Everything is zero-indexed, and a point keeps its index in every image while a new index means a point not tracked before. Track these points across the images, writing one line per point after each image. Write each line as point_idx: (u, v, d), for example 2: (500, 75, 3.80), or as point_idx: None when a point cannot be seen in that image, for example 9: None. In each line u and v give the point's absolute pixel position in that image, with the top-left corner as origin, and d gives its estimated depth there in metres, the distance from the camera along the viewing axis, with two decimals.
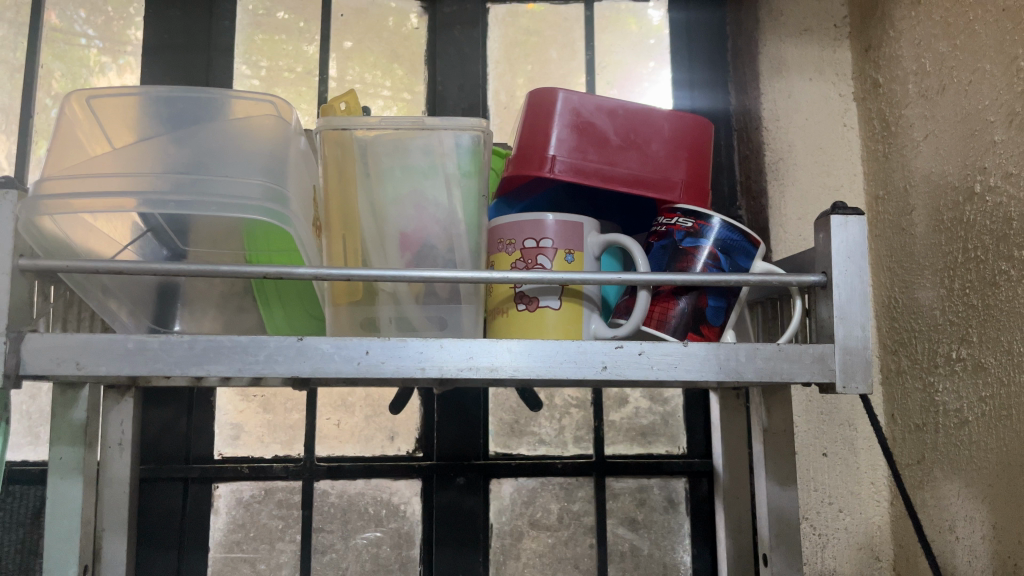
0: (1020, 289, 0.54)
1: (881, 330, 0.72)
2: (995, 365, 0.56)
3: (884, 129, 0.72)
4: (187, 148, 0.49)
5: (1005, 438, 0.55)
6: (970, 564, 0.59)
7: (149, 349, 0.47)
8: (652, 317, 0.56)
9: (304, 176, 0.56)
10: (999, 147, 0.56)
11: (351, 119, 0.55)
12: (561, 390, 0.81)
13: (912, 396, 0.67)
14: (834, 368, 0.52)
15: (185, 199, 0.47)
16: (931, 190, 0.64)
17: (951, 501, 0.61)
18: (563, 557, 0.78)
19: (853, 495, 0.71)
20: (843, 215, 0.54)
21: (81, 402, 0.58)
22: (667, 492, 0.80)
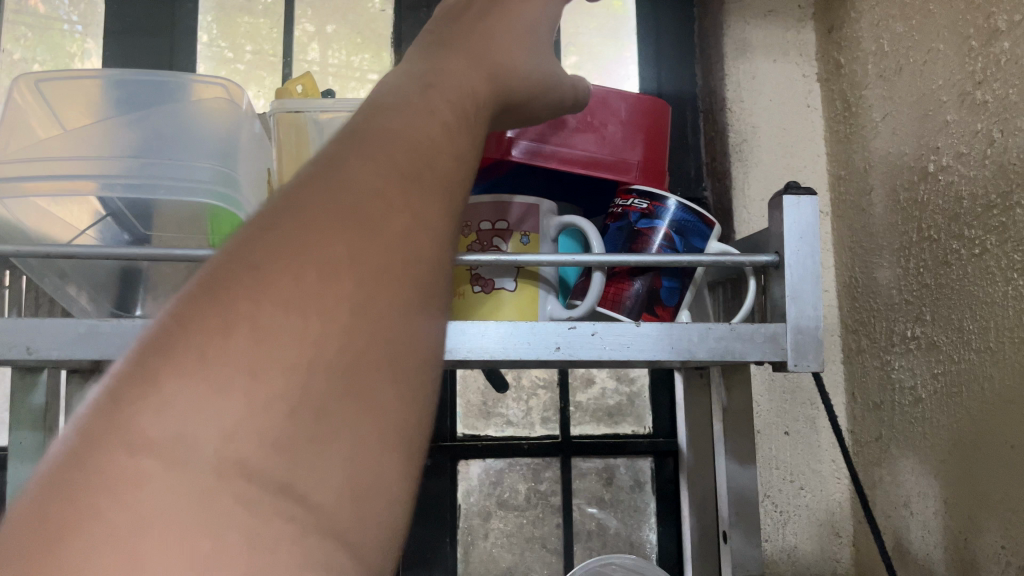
0: (970, 268, 0.54)
1: (843, 309, 0.73)
2: (946, 342, 0.57)
3: (845, 110, 0.72)
4: (137, 131, 0.49)
5: (955, 414, 0.56)
6: (923, 539, 0.60)
7: (101, 333, 0.48)
8: (607, 297, 0.57)
9: (258, 160, 0.56)
10: (952, 127, 0.57)
11: (307, 102, 0.55)
12: (527, 372, 0.82)
13: (871, 374, 0.68)
14: (785, 347, 0.53)
15: (135, 182, 0.47)
16: (889, 170, 0.65)
17: (906, 477, 0.62)
18: (531, 537, 0.79)
19: (815, 473, 0.72)
20: (795, 195, 0.54)
21: (40, 387, 0.58)
22: (633, 472, 0.81)
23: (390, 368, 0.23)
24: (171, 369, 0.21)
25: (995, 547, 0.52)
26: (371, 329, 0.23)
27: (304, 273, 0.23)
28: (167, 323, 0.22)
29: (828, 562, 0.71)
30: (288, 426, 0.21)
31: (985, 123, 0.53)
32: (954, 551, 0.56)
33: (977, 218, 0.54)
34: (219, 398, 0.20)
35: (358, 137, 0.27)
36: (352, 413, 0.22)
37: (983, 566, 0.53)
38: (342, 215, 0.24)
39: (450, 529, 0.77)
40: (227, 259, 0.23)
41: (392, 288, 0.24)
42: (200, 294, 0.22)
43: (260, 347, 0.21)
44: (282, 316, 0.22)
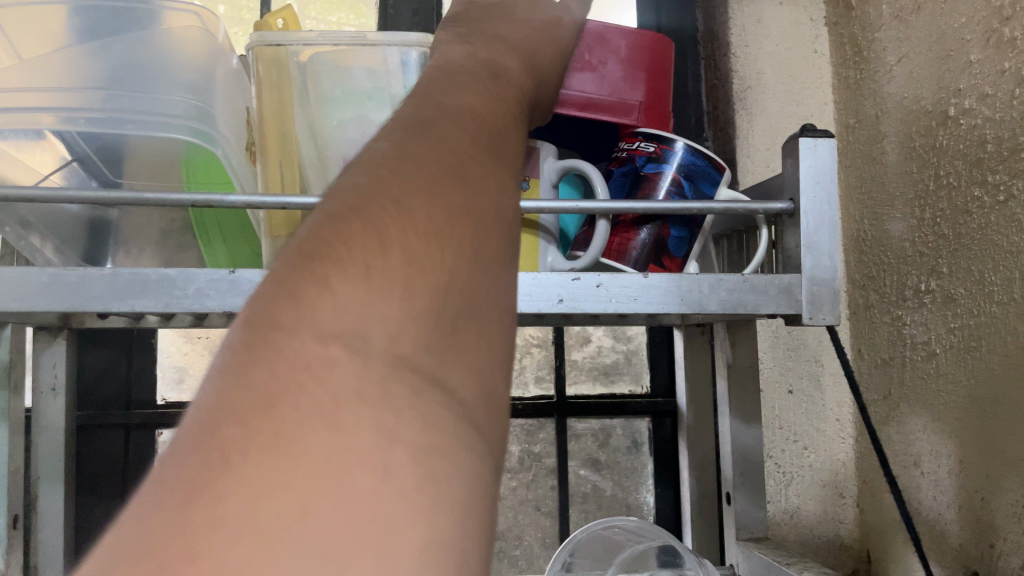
0: (992, 216, 0.52)
1: (850, 264, 0.70)
2: (965, 295, 0.54)
3: (856, 54, 0.69)
4: (102, 63, 0.44)
5: (974, 370, 0.53)
6: (935, 499, 0.58)
7: (66, 284, 0.44)
8: (611, 247, 0.54)
9: (236, 99, 0.52)
10: (976, 68, 0.53)
11: (288, 34, 0.51)
12: (521, 330, 0.79)
13: (880, 330, 0.66)
14: (800, 299, 0.50)
15: (98, 116, 0.43)
16: (904, 116, 0.62)
17: (917, 436, 0.60)
18: (525, 499, 0.76)
19: (819, 433, 0.70)
20: (812, 137, 0.51)
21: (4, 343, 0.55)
22: (630, 432, 0.78)
23: (499, 295, 0.24)
24: (339, 270, 0.21)
25: (1015, 507, 0.49)
26: (488, 256, 0.24)
27: (437, 196, 0.24)
28: (317, 234, 0.22)
29: (832, 523, 0.69)
30: (437, 330, 0.22)
31: (1013, 61, 0.50)
32: (969, 511, 0.54)
33: (1002, 163, 0.51)
34: (382, 298, 0.21)
35: (441, 105, 0.28)
36: (478, 329, 0.23)
37: (1000, 526, 0.51)
38: (453, 157, 0.25)
39: None
40: (361, 181, 0.24)
41: (500, 223, 0.25)
42: (347, 209, 0.23)
43: (411, 256, 0.22)
44: (426, 230, 0.23)
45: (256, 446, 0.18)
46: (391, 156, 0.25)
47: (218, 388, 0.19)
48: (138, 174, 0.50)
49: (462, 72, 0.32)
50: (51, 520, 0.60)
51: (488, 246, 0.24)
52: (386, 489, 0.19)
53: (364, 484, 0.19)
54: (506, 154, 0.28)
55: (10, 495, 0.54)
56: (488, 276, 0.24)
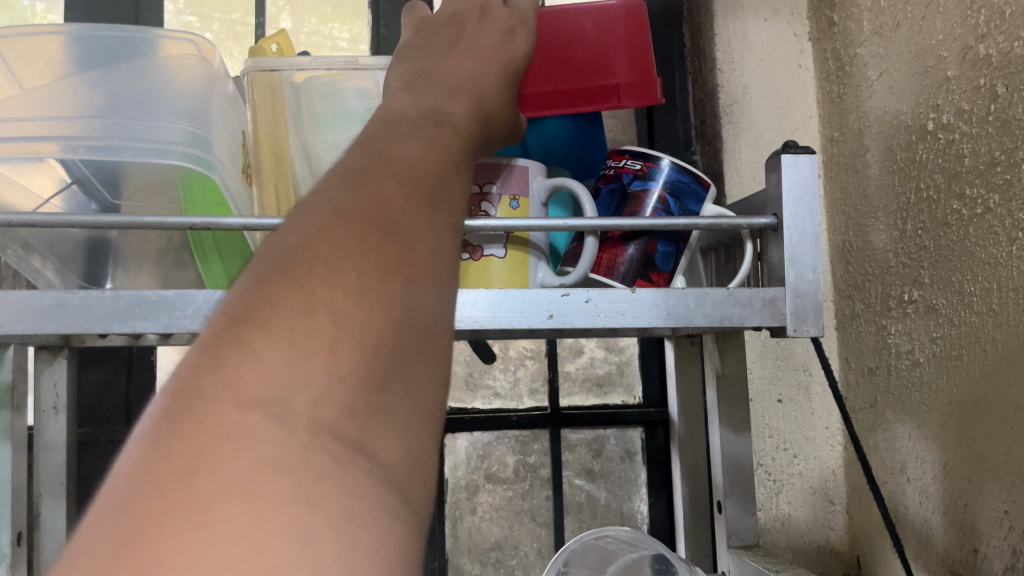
0: (971, 228, 0.53)
1: (836, 275, 0.72)
2: (946, 305, 0.56)
3: (839, 69, 0.70)
4: (103, 91, 0.46)
5: (956, 378, 0.55)
6: (920, 505, 0.59)
7: (68, 306, 0.45)
8: (600, 264, 0.55)
9: (233, 122, 0.54)
10: (953, 83, 0.55)
11: (281, 59, 0.52)
12: (515, 342, 0.80)
13: (866, 340, 0.67)
14: (784, 312, 0.51)
15: (98, 142, 0.44)
16: (886, 130, 0.63)
17: (903, 443, 0.61)
18: (520, 510, 0.77)
19: (809, 440, 0.71)
20: (794, 154, 0.52)
21: (6, 363, 0.55)
22: (623, 442, 0.80)
23: (434, 350, 0.26)
24: (264, 337, 0.22)
25: (997, 512, 0.50)
26: (423, 312, 0.25)
27: (367, 257, 0.25)
28: (246, 301, 0.23)
29: (822, 529, 0.70)
30: (364, 391, 0.23)
31: (988, 78, 0.51)
32: (953, 516, 0.55)
33: (979, 176, 0.52)
34: (307, 362, 0.22)
35: (383, 153, 0.29)
36: (409, 387, 0.24)
37: (983, 531, 0.52)
38: (389, 212, 0.26)
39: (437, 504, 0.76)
40: (292, 243, 0.25)
41: (435, 278, 0.26)
42: (277, 275, 0.24)
43: (336, 321, 0.23)
44: (353, 294, 0.24)
45: (173, 516, 0.19)
46: (325, 212, 0.26)
47: (139, 457, 0.20)
48: (136, 196, 0.51)
49: (406, 119, 0.33)
50: (53, 537, 0.61)
51: (424, 303, 0.26)
52: (305, 555, 0.20)
53: (285, 552, 0.19)
54: (451, 202, 0.29)
55: (13, 513, 0.54)
56: (421, 333, 0.25)
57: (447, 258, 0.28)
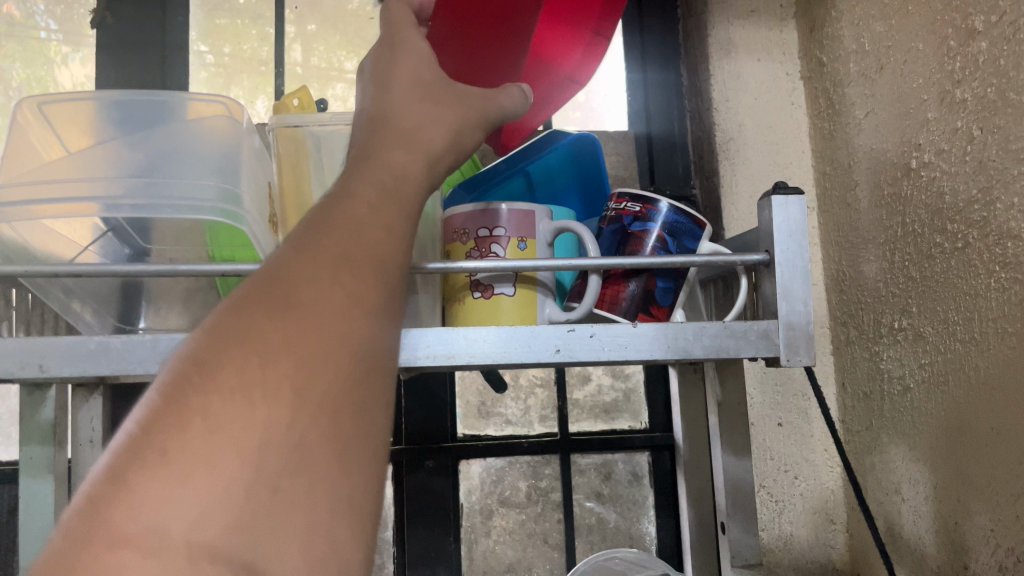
0: (952, 261, 0.56)
1: (831, 302, 0.75)
2: (933, 333, 0.59)
3: (829, 106, 0.74)
4: (141, 152, 0.50)
5: (943, 403, 0.58)
6: (914, 524, 0.62)
7: (111, 349, 0.49)
8: (604, 300, 0.58)
9: (259, 174, 0.57)
10: (933, 125, 0.58)
11: (304, 116, 0.56)
12: (525, 371, 0.84)
13: (860, 365, 0.70)
14: (778, 343, 0.55)
15: (139, 202, 0.48)
16: (873, 166, 0.66)
17: (897, 464, 0.64)
18: (533, 533, 0.80)
19: (809, 463, 0.74)
20: (784, 195, 0.56)
21: (48, 402, 0.59)
22: (631, 466, 0.83)
23: (342, 439, 0.25)
24: (137, 470, 0.22)
25: (984, 529, 0.53)
26: (321, 404, 0.25)
27: (250, 362, 0.24)
28: (126, 434, 0.23)
29: (825, 549, 0.73)
30: (250, 503, 0.23)
31: (964, 121, 0.55)
32: (945, 535, 0.58)
33: (958, 213, 0.55)
34: (180, 489, 0.22)
35: (297, 236, 0.29)
36: (310, 484, 0.24)
37: (972, 549, 0.55)
38: (277, 309, 0.26)
39: (453, 528, 0.79)
40: (178, 366, 0.24)
41: (339, 361, 0.26)
42: (159, 401, 0.24)
43: (213, 440, 0.23)
44: (234, 407, 0.24)
45: None
46: (220, 320, 0.26)
47: None
48: (168, 242, 0.55)
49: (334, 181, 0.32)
50: None
51: (323, 393, 0.25)
52: None
53: None
54: (367, 264, 0.29)
55: None
56: (319, 429, 0.25)
57: (358, 336, 0.27)
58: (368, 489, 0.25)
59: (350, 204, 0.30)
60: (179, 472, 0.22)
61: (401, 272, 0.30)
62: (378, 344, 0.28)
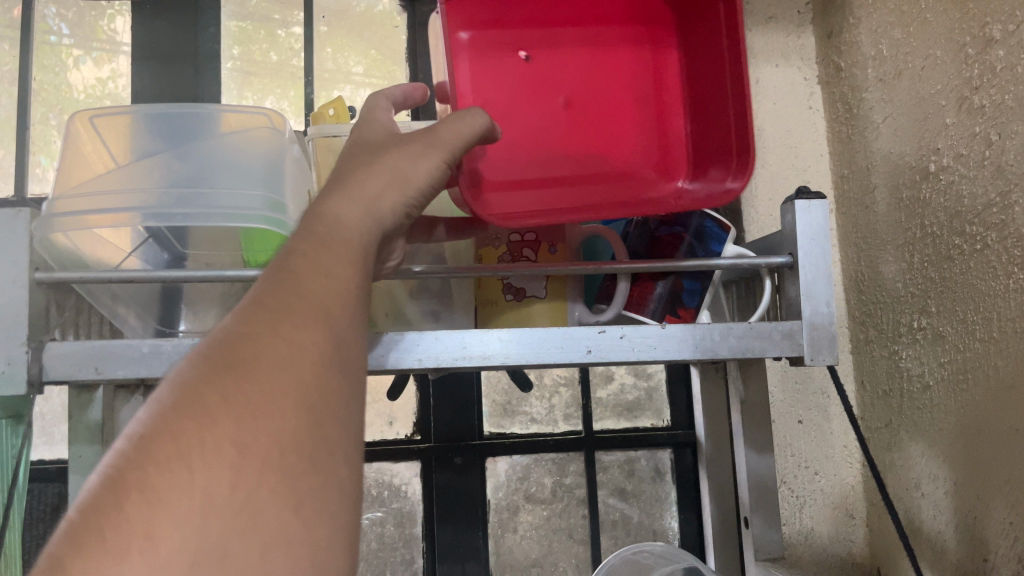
0: (971, 262, 0.58)
1: (850, 302, 0.77)
2: (952, 333, 0.60)
3: (847, 111, 0.76)
4: (188, 163, 0.52)
5: (963, 400, 0.59)
6: (934, 518, 0.64)
7: (163, 352, 0.50)
8: (632, 301, 0.60)
9: (300, 182, 0.59)
10: (952, 130, 0.60)
11: (341, 126, 0.57)
12: (549, 370, 0.86)
13: (879, 363, 0.72)
14: (801, 343, 0.56)
15: (190, 211, 0.50)
16: (892, 169, 0.68)
17: (917, 461, 0.66)
18: (558, 528, 0.83)
19: (829, 459, 0.76)
20: (806, 200, 0.57)
21: (96, 403, 0.61)
22: (654, 462, 0.85)
23: (294, 491, 0.26)
24: (80, 551, 0.23)
25: (1003, 524, 0.55)
26: (264, 462, 0.26)
27: (181, 437, 0.26)
28: (70, 522, 0.24)
29: (845, 543, 0.75)
30: (196, 565, 0.23)
31: (983, 126, 0.56)
32: (965, 529, 0.60)
33: (977, 216, 0.57)
34: (122, 562, 0.23)
35: (233, 321, 0.30)
36: (260, 542, 0.25)
37: (991, 542, 0.56)
38: (215, 385, 0.27)
39: (481, 524, 0.81)
40: (122, 449, 0.26)
41: (273, 421, 0.27)
42: (103, 484, 0.25)
43: (153, 515, 0.24)
44: (173, 478, 0.25)
45: None
46: (154, 406, 0.27)
47: None
48: (203, 247, 0.56)
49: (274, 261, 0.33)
50: None
51: (266, 451, 0.26)
52: None
53: None
54: (299, 333, 0.30)
55: None
56: (265, 485, 0.26)
57: (297, 393, 0.28)
58: (324, 534, 0.26)
59: (291, 285, 0.32)
60: (118, 548, 0.23)
61: (348, 331, 0.32)
62: (325, 398, 0.29)
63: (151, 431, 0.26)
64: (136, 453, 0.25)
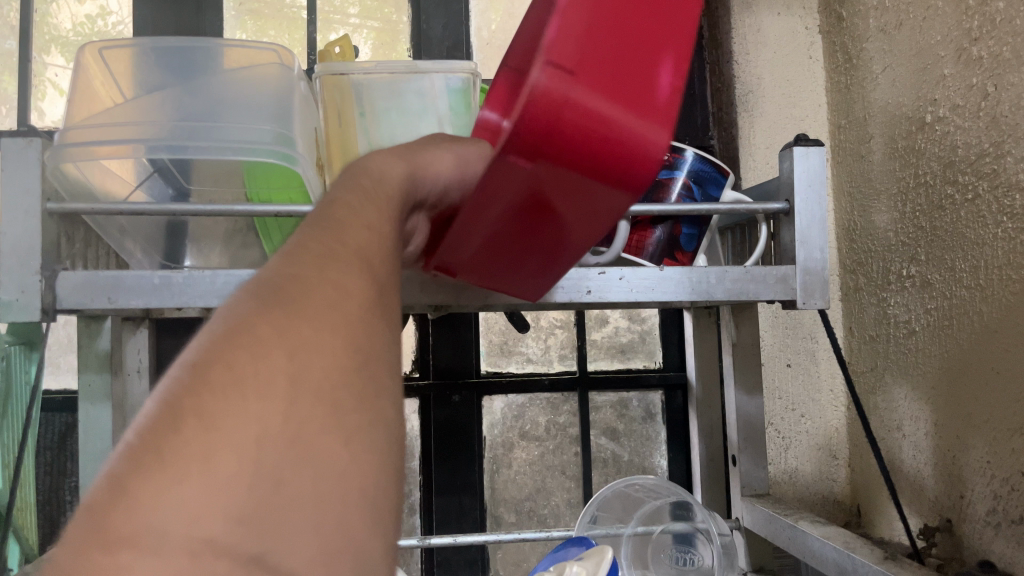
0: (962, 211, 0.59)
1: (842, 251, 0.79)
2: (940, 281, 0.62)
3: (847, 61, 0.77)
4: (199, 97, 0.52)
5: (946, 344, 0.62)
6: (914, 457, 0.67)
7: (173, 284, 0.51)
8: (631, 244, 0.61)
9: (307, 120, 0.60)
10: (949, 81, 0.61)
11: (348, 64, 0.57)
12: (546, 313, 0.89)
13: (868, 310, 0.74)
14: (794, 287, 0.57)
15: (203, 145, 0.50)
16: (889, 120, 0.69)
17: (900, 403, 0.69)
18: (552, 464, 0.87)
19: (814, 402, 0.79)
20: (804, 146, 0.58)
21: (104, 333, 0.62)
22: (645, 404, 0.89)
23: (346, 424, 0.22)
24: (137, 473, 0.19)
25: (980, 462, 0.58)
26: (318, 393, 0.22)
27: (238, 361, 0.21)
28: (130, 445, 0.20)
29: (826, 481, 0.78)
30: (252, 495, 0.19)
31: (979, 78, 0.57)
32: (944, 468, 0.62)
33: (970, 165, 0.58)
34: (179, 482, 0.18)
35: (296, 252, 0.26)
36: (314, 476, 0.20)
37: (968, 479, 0.59)
38: (272, 309, 0.23)
39: (477, 459, 0.86)
40: (171, 380, 0.21)
41: (330, 352, 0.23)
42: (157, 410, 0.20)
43: (211, 437, 0.19)
44: (230, 402, 0.20)
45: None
46: (213, 333, 0.22)
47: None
48: (208, 184, 0.56)
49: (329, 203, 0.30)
50: None
51: (320, 381, 0.22)
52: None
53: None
54: (352, 271, 0.26)
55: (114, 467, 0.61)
56: (319, 418, 0.21)
57: (358, 326, 0.24)
58: (381, 476, 0.22)
59: (343, 218, 0.29)
60: (176, 470, 0.19)
61: (386, 283, 0.27)
62: (376, 340, 0.24)
63: (210, 355, 0.21)
64: (195, 378, 0.21)
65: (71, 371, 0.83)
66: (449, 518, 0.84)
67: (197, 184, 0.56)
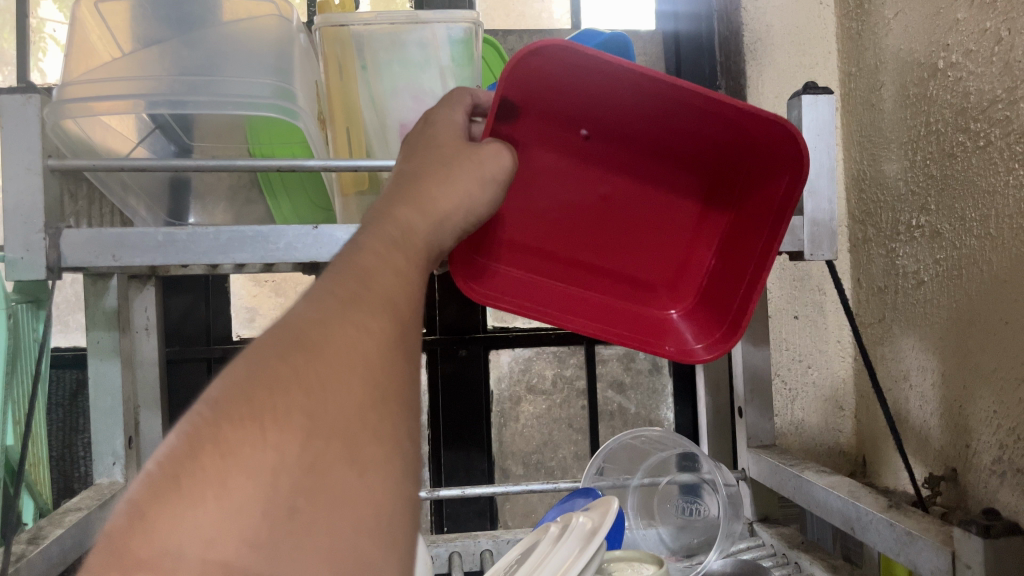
0: (974, 159, 0.58)
1: (851, 200, 0.78)
2: (950, 231, 0.61)
3: (858, 6, 0.76)
4: (197, 51, 0.51)
5: (955, 296, 0.61)
6: (921, 408, 0.67)
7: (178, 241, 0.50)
8: None
9: (308, 73, 0.59)
10: (962, 25, 0.59)
11: (348, 14, 0.54)
12: None
13: (876, 261, 0.74)
14: (802, 238, 0.56)
15: (200, 99, 0.49)
16: (901, 67, 0.68)
17: (908, 353, 0.68)
18: (559, 417, 0.88)
19: (821, 354, 0.79)
20: (813, 94, 0.56)
21: (111, 291, 0.62)
22: (652, 357, 0.90)
23: (362, 456, 0.23)
24: (156, 503, 0.20)
25: (986, 412, 0.58)
26: (334, 429, 0.23)
27: (259, 399, 0.22)
28: (146, 473, 0.21)
29: (832, 433, 0.79)
30: (266, 524, 0.21)
31: (993, 21, 0.55)
32: (950, 418, 0.62)
33: (982, 113, 0.57)
34: (196, 508, 0.20)
35: (339, 285, 0.27)
36: (327, 508, 0.22)
37: (975, 429, 0.59)
38: (292, 348, 0.24)
39: (485, 413, 0.86)
40: (190, 412, 0.22)
41: (349, 389, 0.23)
42: (176, 440, 0.22)
43: (230, 464, 0.21)
44: (249, 437, 0.21)
45: None
46: (243, 366, 0.23)
47: None
48: (209, 139, 0.56)
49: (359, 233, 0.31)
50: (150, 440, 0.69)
51: (337, 420, 0.23)
52: None
53: None
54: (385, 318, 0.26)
55: (125, 424, 0.62)
56: (333, 449, 0.22)
57: (377, 358, 0.25)
58: (393, 505, 0.23)
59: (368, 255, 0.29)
60: (191, 496, 0.21)
61: (414, 319, 0.28)
62: (397, 377, 0.25)
63: (232, 389, 0.22)
64: (222, 417, 0.22)
65: (80, 329, 0.83)
66: (458, 470, 0.85)
67: (198, 141, 0.56)
